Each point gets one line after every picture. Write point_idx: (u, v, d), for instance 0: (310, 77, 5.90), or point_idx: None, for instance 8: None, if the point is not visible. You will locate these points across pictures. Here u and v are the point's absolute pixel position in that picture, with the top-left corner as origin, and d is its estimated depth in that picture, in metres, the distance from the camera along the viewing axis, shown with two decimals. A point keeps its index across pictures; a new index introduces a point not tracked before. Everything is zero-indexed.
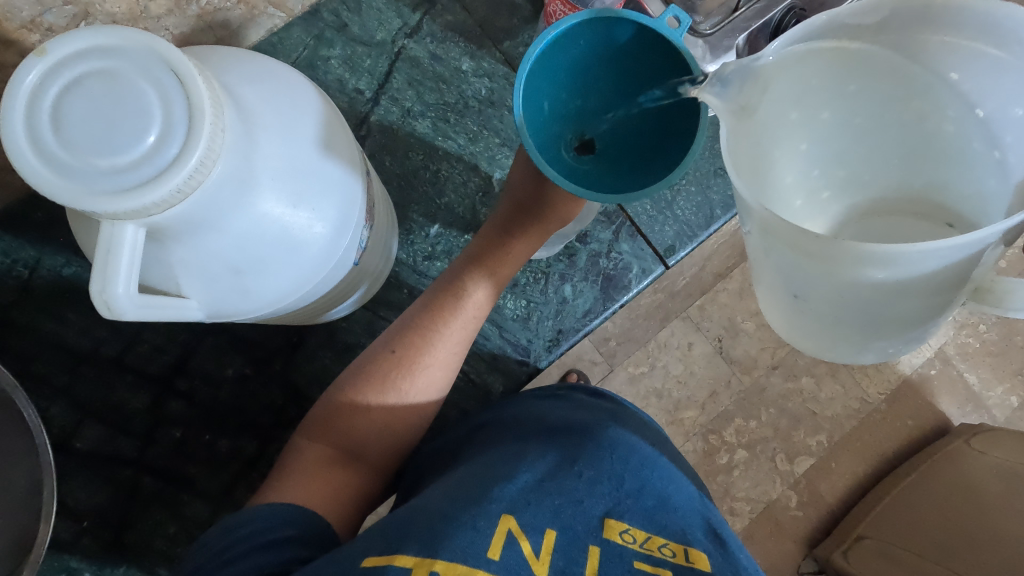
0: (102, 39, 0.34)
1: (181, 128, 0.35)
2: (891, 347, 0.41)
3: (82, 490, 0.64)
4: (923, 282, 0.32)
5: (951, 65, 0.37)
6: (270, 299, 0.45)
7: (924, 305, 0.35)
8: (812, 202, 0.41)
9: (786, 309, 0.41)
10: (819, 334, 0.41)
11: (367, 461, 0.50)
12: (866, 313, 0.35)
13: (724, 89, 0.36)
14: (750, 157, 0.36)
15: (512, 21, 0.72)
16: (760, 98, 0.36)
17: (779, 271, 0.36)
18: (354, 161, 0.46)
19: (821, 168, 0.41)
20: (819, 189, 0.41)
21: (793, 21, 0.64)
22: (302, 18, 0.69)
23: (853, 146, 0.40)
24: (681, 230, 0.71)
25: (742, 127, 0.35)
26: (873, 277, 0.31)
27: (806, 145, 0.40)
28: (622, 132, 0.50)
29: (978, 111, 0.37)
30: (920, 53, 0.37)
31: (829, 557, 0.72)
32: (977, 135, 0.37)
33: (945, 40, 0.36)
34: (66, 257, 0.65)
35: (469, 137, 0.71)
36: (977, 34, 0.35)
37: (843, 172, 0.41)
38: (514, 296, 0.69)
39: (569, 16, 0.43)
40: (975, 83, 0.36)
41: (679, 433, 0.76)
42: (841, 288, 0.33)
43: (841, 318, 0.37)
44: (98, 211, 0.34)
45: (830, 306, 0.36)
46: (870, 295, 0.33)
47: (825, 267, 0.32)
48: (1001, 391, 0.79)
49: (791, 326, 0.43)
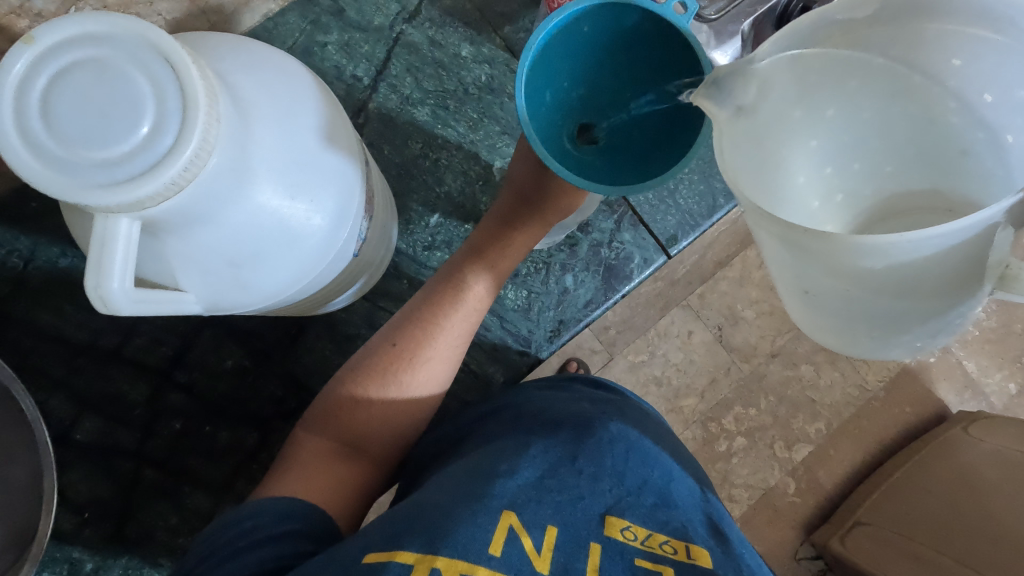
0: (91, 26, 0.33)
1: (176, 119, 0.34)
2: (918, 343, 0.39)
3: (83, 482, 0.64)
4: (926, 270, 0.31)
5: (951, 52, 0.36)
6: (268, 293, 0.44)
7: (938, 297, 0.33)
8: (826, 204, 0.39)
9: (799, 307, 0.40)
10: (837, 332, 0.40)
11: (367, 455, 0.49)
12: (875, 306, 0.34)
13: (718, 93, 0.35)
14: (748, 157, 0.35)
15: (512, 5, 0.71)
16: (757, 96, 0.35)
17: (785, 267, 0.36)
18: (353, 152, 0.45)
19: (834, 166, 0.39)
20: (834, 190, 0.39)
21: (800, 6, 0.63)
22: (297, 3, 0.68)
23: (865, 141, 0.38)
24: (683, 219, 0.73)
25: (741, 129, 0.35)
26: (873, 267, 0.31)
27: (815, 143, 0.38)
28: (628, 124, 0.48)
29: (985, 96, 0.35)
30: (919, 41, 0.36)
31: (827, 542, 0.72)
32: (985, 121, 0.36)
33: (943, 27, 0.36)
34: (62, 248, 0.64)
35: (468, 125, 0.70)
36: (970, 20, 0.34)
37: (857, 168, 0.39)
38: (515, 286, 0.70)
39: (572, 2, 0.42)
40: (978, 69, 0.35)
41: (678, 420, 0.75)
42: (844, 280, 0.32)
43: (852, 313, 0.36)
44: (92, 204, 0.33)
45: (837, 300, 0.35)
46: (874, 286, 0.32)
47: (823, 260, 0.31)
48: (999, 377, 0.79)
49: (809, 324, 0.42)
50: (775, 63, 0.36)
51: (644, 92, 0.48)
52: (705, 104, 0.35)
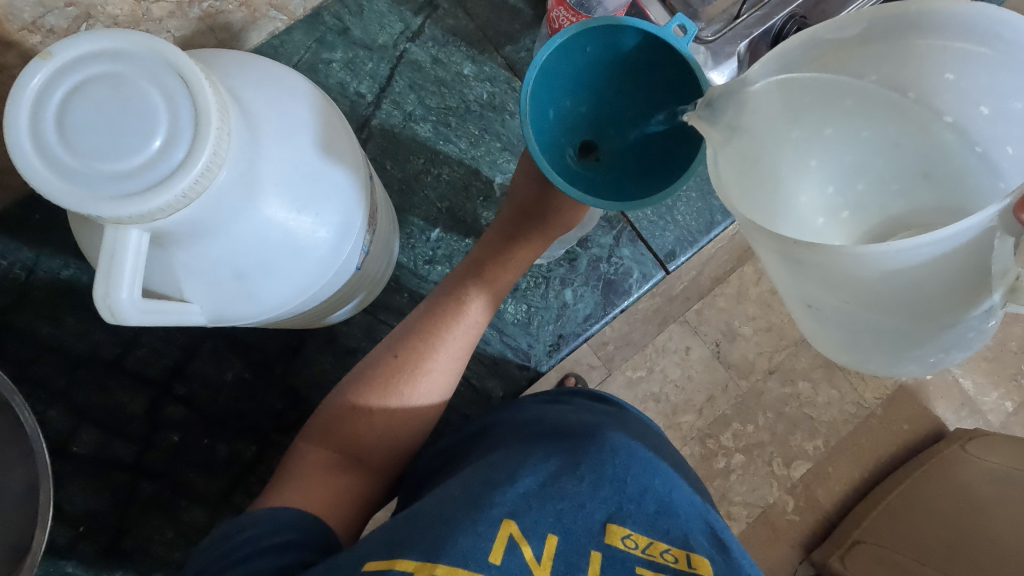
0: (107, 43, 0.34)
1: (188, 132, 0.34)
2: (932, 358, 0.38)
3: (80, 495, 0.63)
4: (923, 281, 0.31)
5: (945, 66, 0.36)
6: (272, 304, 0.45)
7: (942, 309, 0.33)
8: (832, 222, 0.38)
9: (808, 323, 0.40)
10: (847, 349, 0.39)
11: (368, 465, 0.49)
12: (877, 320, 0.34)
13: (712, 113, 0.37)
14: (745, 178, 0.36)
15: (514, 26, 0.72)
16: (754, 117, 0.36)
17: (787, 281, 0.36)
18: (357, 166, 0.46)
19: (837, 185, 0.38)
20: (840, 208, 0.38)
21: (794, 28, 0.64)
22: (303, 21, 0.69)
23: (869, 159, 0.38)
24: (681, 235, 0.74)
25: (735, 147, 0.36)
26: (869, 279, 0.31)
27: (815, 162, 0.37)
28: (636, 145, 0.49)
29: (981, 108, 0.35)
30: (912, 58, 0.36)
31: (826, 561, 0.73)
32: (980, 136, 0.36)
33: (933, 43, 0.36)
34: (65, 259, 0.65)
35: (469, 141, 0.71)
36: (959, 34, 0.34)
37: (863, 187, 0.38)
38: (515, 300, 0.71)
39: (574, 24, 0.43)
40: (972, 82, 0.35)
41: (677, 437, 0.75)
42: (843, 292, 0.33)
43: (856, 328, 0.36)
44: (103, 215, 0.34)
45: (840, 316, 0.35)
46: (873, 299, 0.33)
47: (818, 271, 0.32)
48: (996, 396, 0.80)
49: (819, 341, 0.42)
50: (766, 86, 0.37)
51: (655, 111, 0.48)
52: (699, 125, 0.37)
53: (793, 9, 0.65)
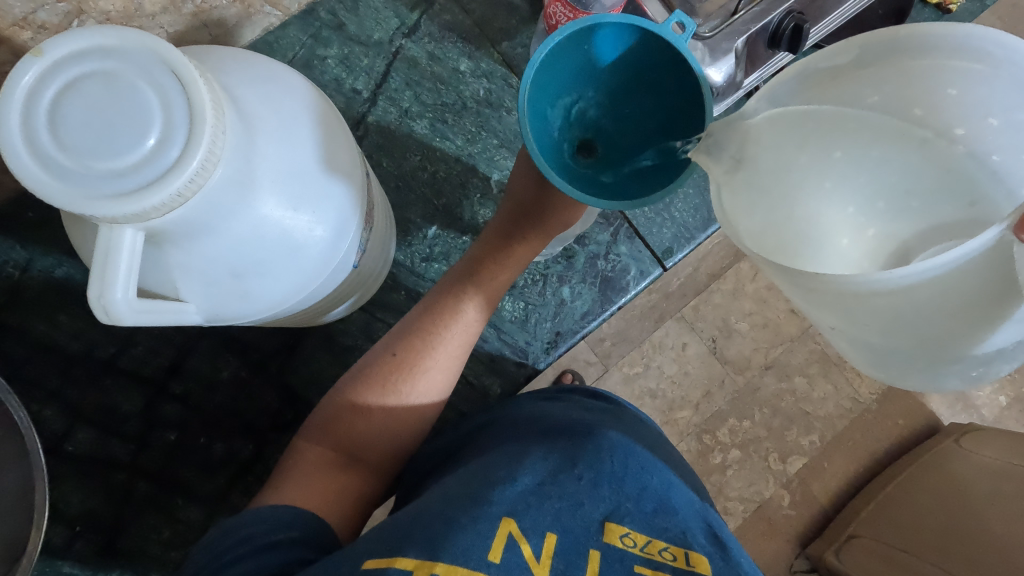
0: (102, 39, 0.34)
1: (182, 131, 0.34)
2: (975, 371, 0.35)
3: (75, 494, 0.63)
4: (932, 302, 0.30)
5: (946, 83, 0.35)
6: (269, 303, 0.44)
7: (965, 327, 0.31)
8: (856, 241, 0.36)
9: (837, 341, 0.39)
10: (879, 364, 0.38)
11: (367, 463, 0.49)
12: (897, 340, 0.33)
13: (716, 153, 0.40)
14: (750, 201, 0.37)
15: (511, 21, 0.72)
16: (755, 149, 0.37)
17: (801, 301, 0.36)
18: (354, 165, 0.46)
19: (858, 205, 0.36)
20: (864, 226, 0.36)
21: (792, 24, 0.62)
22: (298, 17, 0.69)
23: (885, 177, 0.36)
24: (678, 232, 0.74)
25: (741, 177, 0.37)
26: (875, 299, 0.31)
27: (830, 184, 0.36)
28: (633, 166, 0.48)
29: (989, 120, 0.34)
30: (914, 77, 0.36)
31: (822, 555, 0.73)
32: (992, 145, 0.34)
33: (929, 62, 0.36)
34: (58, 258, 0.64)
35: (467, 138, 0.71)
36: (951, 53, 0.35)
37: (883, 206, 0.36)
38: (513, 297, 0.71)
39: (573, 21, 0.42)
40: (975, 96, 0.35)
41: (673, 433, 0.76)
42: (856, 316, 0.33)
43: (884, 351, 0.35)
44: (97, 215, 0.33)
45: (857, 334, 0.35)
46: (889, 323, 0.32)
47: (824, 292, 0.32)
48: (989, 390, 0.81)
49: (857, 363, 0.41)
50: (764, 118, 0.38)
51: (658, 142, 0.48)
52: (705, 162, 0.40)
53: (791, 4, 0.63)
